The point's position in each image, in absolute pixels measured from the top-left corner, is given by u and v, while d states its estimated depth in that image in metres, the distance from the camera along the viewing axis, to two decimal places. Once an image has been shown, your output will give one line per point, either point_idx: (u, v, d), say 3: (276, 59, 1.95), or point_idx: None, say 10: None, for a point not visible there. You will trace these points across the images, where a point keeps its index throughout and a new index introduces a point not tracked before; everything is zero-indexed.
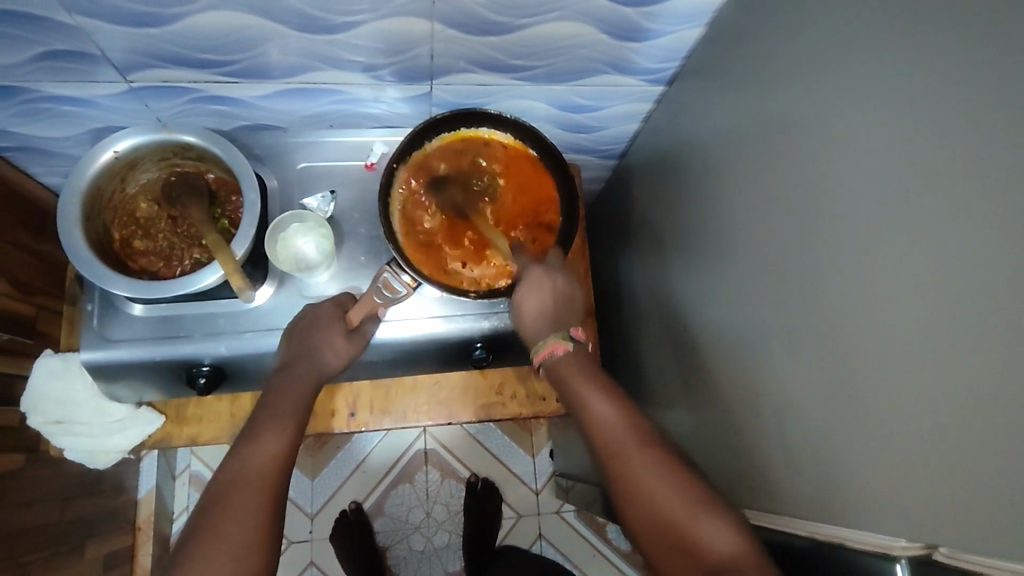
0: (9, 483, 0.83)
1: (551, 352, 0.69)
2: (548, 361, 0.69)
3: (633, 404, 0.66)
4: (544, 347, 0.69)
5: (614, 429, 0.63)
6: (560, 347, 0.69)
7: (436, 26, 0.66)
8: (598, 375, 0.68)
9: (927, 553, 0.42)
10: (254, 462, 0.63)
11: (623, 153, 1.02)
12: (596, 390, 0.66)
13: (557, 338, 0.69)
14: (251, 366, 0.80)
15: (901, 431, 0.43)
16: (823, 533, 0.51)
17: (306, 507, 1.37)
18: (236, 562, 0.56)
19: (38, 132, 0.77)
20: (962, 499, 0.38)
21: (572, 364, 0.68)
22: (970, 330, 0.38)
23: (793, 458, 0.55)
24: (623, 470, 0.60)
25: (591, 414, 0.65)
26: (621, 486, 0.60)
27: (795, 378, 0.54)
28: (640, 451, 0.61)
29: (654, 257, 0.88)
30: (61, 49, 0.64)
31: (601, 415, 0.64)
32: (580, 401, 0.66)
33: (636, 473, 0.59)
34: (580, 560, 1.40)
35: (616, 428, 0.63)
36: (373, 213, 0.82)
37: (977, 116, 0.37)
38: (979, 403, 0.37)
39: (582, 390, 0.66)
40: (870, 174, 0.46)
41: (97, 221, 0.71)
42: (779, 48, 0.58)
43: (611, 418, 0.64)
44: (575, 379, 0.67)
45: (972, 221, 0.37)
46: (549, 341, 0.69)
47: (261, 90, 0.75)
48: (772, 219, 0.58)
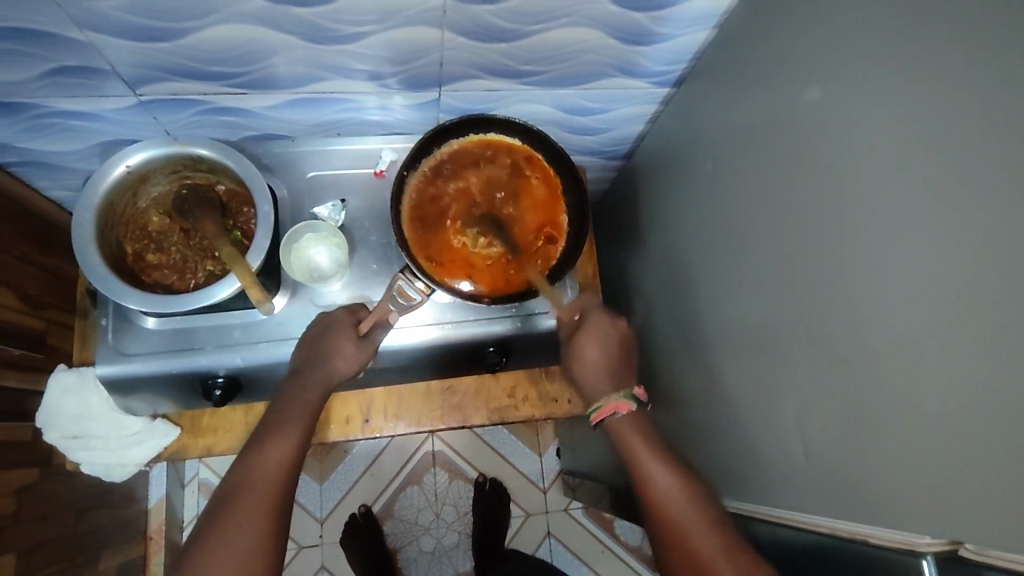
0: (23, 497, 0.83)
1: (613, 410, 0.72)
2: (607, 419, 0.73)
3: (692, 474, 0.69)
4: (606, 405, 0.73)
5: (671, 497, 0.66)
6: (621, 406, 0.73)
7: (447, 34, 0.67)
8: (654, 438, 0.72)
9: (953, 549, 0.44)
10: (262, 470, 0.64)
11: (628, 153, 1.02)
12: (653, 455, 0.69)
13: (620, 398, 0.73)
14: (266, 376, 0.80)
15: (918, 429, 0.44)
16: (847, 530, 0.53)
17: (316, 511, 1.37)
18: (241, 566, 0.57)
19: (45, 146, 0.77)
20: (986, 497, 0.39)
21: (632, 423, 0.72)
22: (986, 331, 0.38)
23: (811, 458, 0.56)
24: (683, 542, 0.64)
25: (647, 483, 0.68)
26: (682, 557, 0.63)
27: (810, 378, 0.55)
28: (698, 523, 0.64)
29: (662, 257, 0.88)
30: (71, 65, 0.64)
31: (659, 485, 0.67)
32: (637, 464, 0.69)
33: (695, 545, 0.63)
34: (588, 556, 1.41)
35: (672, 499, 0.66)
36: (383, 221, 0.83)
37: (991, 121, 0.38)
38: (997, 403, 0.38)
39: (643, 455, 0.69)
40: (881, 177, 0.47)
41: (110, 235, 0.71)
42: (786, 52, 0.59)
43: (668, 484, 0.67)
44: (633, 442, 0.70)
45: (988, 225, 0.38)
46: (609, 400, 0.73)
47: (270, 101, 0.75)
48: (782, 221, 0.59)
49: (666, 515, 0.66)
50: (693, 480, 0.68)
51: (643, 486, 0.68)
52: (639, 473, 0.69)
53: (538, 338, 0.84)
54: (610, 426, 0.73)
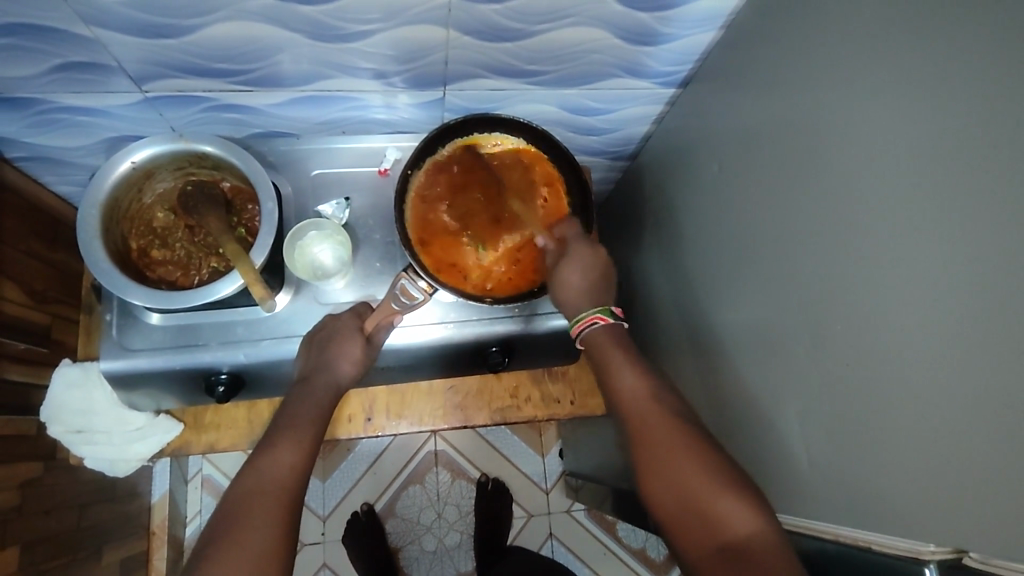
0: (27, 491, 0.83)
1: (592, 322, 0.71)
2: (586, 332, 0.71)
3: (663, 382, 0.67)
4: (586, 317, 0.71)
5: (645, 405, 0.64)
6: (600, 319, 0.71)
7: (453, 33, 0.66)
8: (633, 350, 0.70)
9: (957, 557, 0.43)
10: (272, 472, 0.64)
11: (634, 153, 1.02)
12: (627, 364, 0.68)
13: (599, 311, 0.71)
14: (268, 373, 0.80)
15: (924, 435, 0.43)
16: (850, 537, 0.52)
17: (318, 509, 1.38)
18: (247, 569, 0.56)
19: (52, 141, 0.77)
20: (990, 505, 0.39)
21: (610, 337, 0.70)
22: (992, 337, 0.38)
23: (814, 464, 0.55)
24: (646, 439, 0.62)
25: (620, 389, 0.67)
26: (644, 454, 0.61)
27: (813, 382, 0.55)
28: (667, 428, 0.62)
29: (667, 259, 0.88)
30: (78, 61, 0.64)
31: (631, 390, 0.66)
32: (612, 378, 0.68)
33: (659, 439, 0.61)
34: (590, 558, 1.41)
35: (642, 400, 0.65)
36: (388, 219, 0.83)
37: (1000, 123, 0.38)
38: (1004, 410, 0.37)
39: (617, 365, 0.68)
40: (886, 181, 0.46)
41: (115, 231, 0.72)
42: (793, 53, 0.58)
43: (642, 394, 0.65)
44: (607, 351, 0.69)
45: (995, 229, 0.38)
46: (588, 313, 0.71)
47: (275, 99, 0.76)
48: (788, 224, 0.59)
49: (636, 424, 0.64)
50: (665, 387, 0.66)
51: (616, 395, 0.67)
52: (611, 382, 0.67)
53: (542, 338, 0.84)
54: (589, 341, 0.71)
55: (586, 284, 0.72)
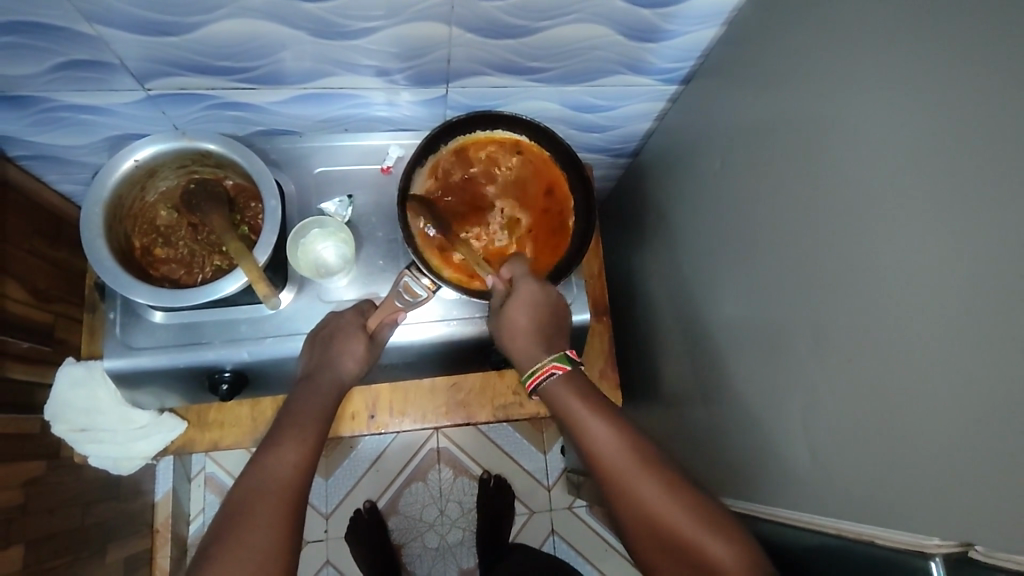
0: (31, 489, 0.83)
1: (549, 373, 0.70)
2: (543, 383, 0.70)
3: (627, 421, 0.67)
4: (541, 369, 0.70)
5: (622, 459, 0.64)
6: (557, 368, 0.70)
7: (455, 30, 0.66)
8: (592, 392, 0.69)
9: (963, 552, 0.43)
10: (277, 471, 0.64)
11: (636, 150, 1.02)
12: (594, 414, 0.66)
13: (555, 360, 0.70)
14: (272, 371, 0.80)
15: (928, 429, 0.43)
16: (854, 531, 0.52)
17: (320, 506, 1.38)
18: (254, 569, 0.56)
19: (55, 140, 0.77)
20: (995, 499, 0.39)
21: (569, 384, 0.69)
22: (997, 333, 0.38)
23: (818, 461, 0.55)
24: (630, 498, 0.62)
25: (592, 443, 0.65)
26: (630, 512, 0.62)
27: (816, 379, 0.55)
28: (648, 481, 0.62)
29: (669, 255, 0.88)
30: (81, 60, 0.64)
31: (601, 441, 0.65)
32: (582, 431, 0.66)
33: (641, 495, 0.62)
34: (592, 555, 1.41)
35: (614, 454, 0.64)
36: (390, 217, 0.83)
37: (1004, 117, 0.37)
38: (1009, 406, 0.37)
39: (584, 416, 0.66)
40: (889, 177, 0.46)
41: (118, 229, 0.72)
42: (796, 49, 0.58)
43: (613, 445, 0.64)
44: (571, 404, 0.67)
45: (999, 223, 0.38)
46: (544, 363, 0.70)
47: (277, 97, 0.76)
48: (790, 220, 0.59)
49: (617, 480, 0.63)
50: (630, 428, 0.66)
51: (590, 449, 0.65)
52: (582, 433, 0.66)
53: None
54: (546, 392, 0.70)
55: (534, 324, 0.70)
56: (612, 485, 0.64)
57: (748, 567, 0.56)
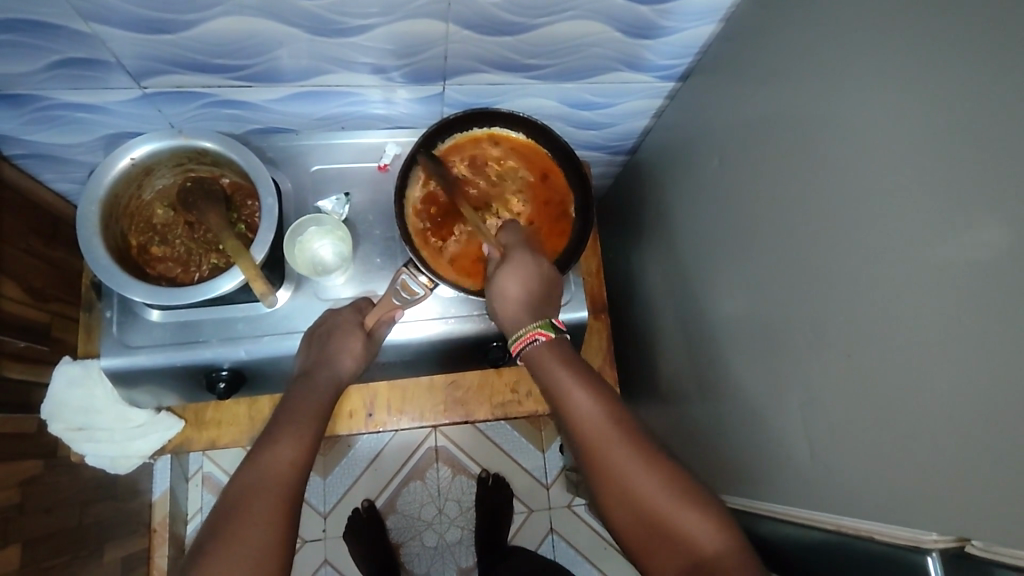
0: (28, 489, 0.83)
1: (533, 339, 0.68)
2: (526, 349, 0.68)
3: (609, 391, 0.66)
4: (525, 334, 0.68)
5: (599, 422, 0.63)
6: (541, 334, 0.68)
7: (452, 27, 0.66)
8: (576, 361, 0.68)
9: (959, 546, 0.44)
10: (273, 468, 0.63)
11: (633, 148, 1.02)
12: (575, 380, 0.65)
13: (539, 326, 0.68)
14: (270, 369, 0.80)
15: (927, 425, 0.43)
16: (851, 526, 0.53)
17: (319, 506, 1.38)
18: (251, 567, 0.56)
19: (52, 139, 0.77)
20: (993, 494, 0.39)
21: (553, 353, 0.68)
22: (995, 329, 0.38)
23: (816, 456, 0.55)
24: (606, 466, 0.62)
25: (573, 411, 0.64)
26: (605, 481, 0.62)
27: (814, 375, 0.55)
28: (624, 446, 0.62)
29: (667, 253, 0.88)
30: (77, 58, 0.64)
31: (583, 409, 0.64)
32: (564, 398, 0.65)
33: (619, 464, 0.61)
34: (591, 553, 1.41)
35: (595, 422, 0.63)
36: (388, 214, 0.83)
37: (1001, 112, 0.37)
38: (1007, 401, 0.37)
39: (567, 383, 0.65)
40: (886, 172, 0.46)
41: (115, 228, 0.71)
42: (793, 45, 0.58)
43: (594, 414, 0.64)
44: (552, 369, 0.66)
45: (997, 219, 0.38)
46: (527, 329, 0.68)
47: (274, 95, 0.75)
48: (787, 216, 0.59)
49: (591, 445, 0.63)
50: (613, 399, 0.66)
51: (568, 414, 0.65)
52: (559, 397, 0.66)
53: None
54: (530, 357, 0.69)
55: (525, 295, 0.69)
56: (589, 452, 0.63)
57: (716, 542, 0.57)
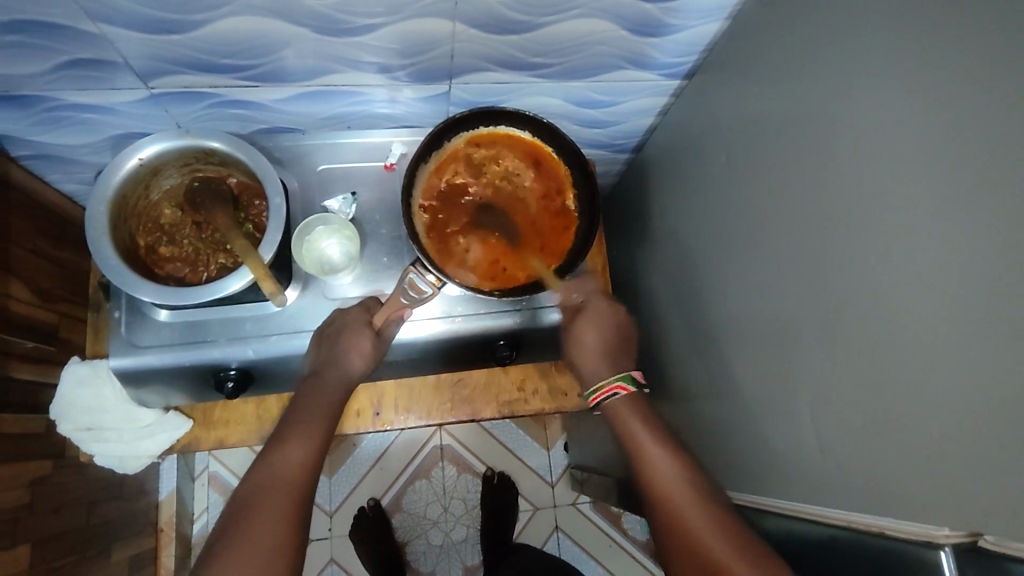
0: (36, 488, 0.83)
1: (614, 391, 0.74)
2: (606, 400, 0.74)
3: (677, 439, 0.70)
4: (606, 386, 0.74)
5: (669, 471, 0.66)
6: (620, 388, 0.74)
7: (458, 26, 0.66)
8: (648, 410, 0.72)
9: (973, 541, 0.45)
10: (284, 468, 0.64)
11: (638, 146, 1.02)
12: (647, 426, 0.70)
13: (619, 381, 0.74)
14: (278, 368, 0.80)
15: (936, 420, 0.43)
16: (862, 522, 0.53)
17: (324, 505, 1.38)
18: (264, 566, 0.57)
19: (58, 139, 0.77)
20: (1002, 488, 0.39)
21: (629, 403, 0.73)
22: (1003, 323, 0.38)
23: (824, 453, 0.56)
24: (667, 507, 0.64)
25: (639, 452, 0.69)
26: (665, 520, 0.64)
27: (821, 371, 0.55)
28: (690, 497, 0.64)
29: (672, 250, 0.88)
30: (84, 58, 0.64)
31: (649, 452, 0.68)
32: (631, 442, 0.70)
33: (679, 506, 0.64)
34: (596, 551, 1.41)
35: (660, 465, 0.67)
36: (394, 214, 0.83)
37: (1011, 107, 0.37)
38: (1016, 395, 0.37)
39: (636, 430, 0.70)
40: (894, 169, 0.46)
41: (123, 228, 0.72)
42: (799, 41, 0.58)
43: (659, 458, 0.67)
44: (627, 418, 0.71)
45: (1006, 213, 0.38)
46: (605, 384, 0.74)
47: (280, 94, 0.76)
48: (795, 214, 0.59)
49: (660, 494, 0.65)
50: (681, 447, 0.69)
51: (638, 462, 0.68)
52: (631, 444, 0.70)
53: (548, 331, 0.84)
54: (608, 408, 0.74)
55: (602, 344, 0.77)
56: (651, 492, 0.66)
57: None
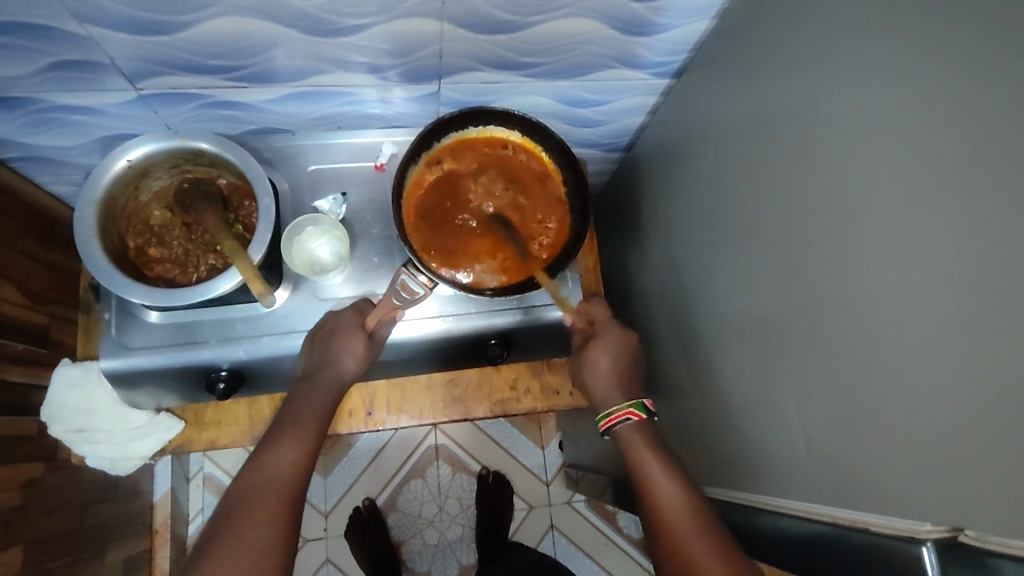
0: (28, 491, 0.83)
1: (625, 418, 0.73)
2: (617, 427, 0.74)
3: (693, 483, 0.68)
4: (617, 411, 0.74)
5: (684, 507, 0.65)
6: (632, 414, 0.74)
7: (447, 26, 0.66)
8: (665, 449, 0.71)
9: (953, 536, 0.44)
10: (276, 469, 0.64)
11: (629, 144, 1.02)
12: (664, 466, 0.69)
13: (631, 406, 0.74)
14: (269, 369, 0.81)
15: (923, 416, 0.43)
16: (848, 518, 0.53)
17: (319, 505, 1.38)
18: (251, 568, 0.57)
19: (47, 141, 0.77)
20: (984, 484, 0.39)
21: (641, 435, 0.72)
22: (985, 319, 0.38)
23: (812, 451, 0.56)
24: (680, 551, 0.63)
25: (654, 493, 0.67)
26: (677, 565, 0.62)
27: (808, 368, 0.56)
28: (699, 536, 0.63)
29: (663, 249, 0.89)
30: (72, 60, 0.64)
31: (664, 492, 0.67)
32: (647, 482, 0.68)
33: (692, 551, 0.62)
34: (590, 548, 1.42)
35: (676, 509, 0.65)
36: (385, 214, 0.83)
37: (996, 104, 0.38)
38: (996, 391, 0.38)
39: (651, 468, 0.69)
40: (879, 167, 0.47)
41: (112, 229, 0.72)
42: (786, 40, 0.58)
43: (676, 501, 0.66)
44: (642, 453, 0.70)
45: (991, 211, 0.38)
46: (619, 408, 0.74)
47: (269, 95, 0.76)
48: (782, 212, 0.59)
49: (666, 526, 0.65)
50: (697, 492, 0.67)
51: (647, 494, 0.68)
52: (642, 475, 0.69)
53: (539, 330, 0.84)
54: (619, 434, 0.74)
55: (615, 370, 0.78)
56: (664, 534, 0.65)
57: None
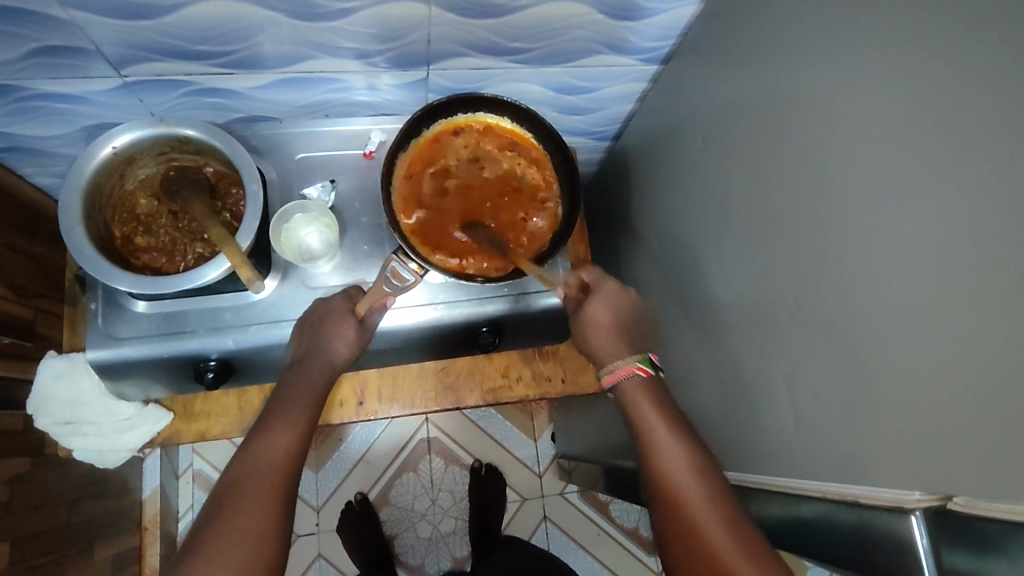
0: (15, 487, 0.82)
1: (628, 371, 0.73)
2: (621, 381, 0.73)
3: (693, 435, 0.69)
4: (620, 366, 0.73)
5: (681, 469, 0.66)
6: (640, 369, 0.73)
7: (434, 9, 0.66)
8: (667, 402, 0.71)
9: (942, 504, 0.45)
10: (267, 454, 0.64)
11: (618, 133, 1.03)
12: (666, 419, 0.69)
13: (638, 361, 0.73)
14: (259, 359, 0.80)
15: (910, 389, 0.44)
16: (838, 491, 0.53)
17: (311, 500, 1.37)
18: (248, 558, 0.56)
19: (31, 131, 0.76)
20: (973, 454, 0.40)
21: (645, 387, 0.72)
22: (969, 290, 0.39)
23: (803, 429, 0.56)
24: (675, 496, 0.64)
25: (652, 444, 0.68)
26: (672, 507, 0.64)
27: (799, 346, 0.56)
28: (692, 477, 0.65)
29: (654, 236, 0.89)
30: (54, 46, 0.63)
31: (663, 443, 0.67)
32: (648, 433, 0.69)
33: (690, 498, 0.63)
34: (584, 540, 1.42)
35: (674, 457, 0.66)
36: (374, 202, 0.83)
37: (980, 74, 0.38)
38: (983, 358, 0.38)
39: (651, 418, 0.69)
40: (865, 145, 0.47)
41: (98, 218, 0.71)
42: (772, 21, 0.59)
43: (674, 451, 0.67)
44: (646, 409, 0.70)
45: (976, 182, 0.38)
46: (625, 363, 0.73)
47: (256, 82, 0.75)
48: (771, 193, 0.59)
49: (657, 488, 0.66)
50: (695, 443, 0.68)
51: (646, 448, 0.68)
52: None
53: (531, 317, 0.84)
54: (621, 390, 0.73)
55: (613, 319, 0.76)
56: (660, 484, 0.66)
57: None
